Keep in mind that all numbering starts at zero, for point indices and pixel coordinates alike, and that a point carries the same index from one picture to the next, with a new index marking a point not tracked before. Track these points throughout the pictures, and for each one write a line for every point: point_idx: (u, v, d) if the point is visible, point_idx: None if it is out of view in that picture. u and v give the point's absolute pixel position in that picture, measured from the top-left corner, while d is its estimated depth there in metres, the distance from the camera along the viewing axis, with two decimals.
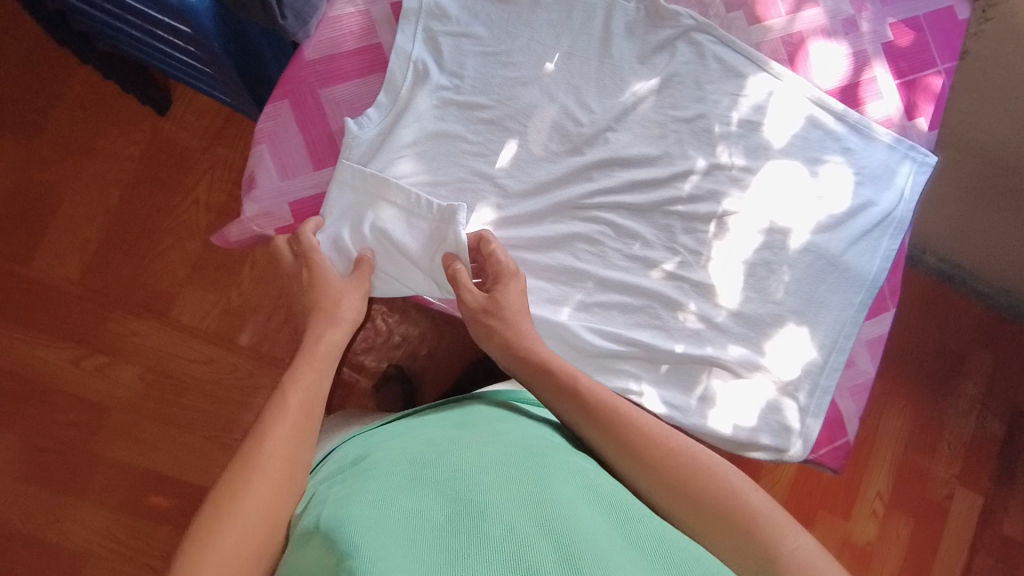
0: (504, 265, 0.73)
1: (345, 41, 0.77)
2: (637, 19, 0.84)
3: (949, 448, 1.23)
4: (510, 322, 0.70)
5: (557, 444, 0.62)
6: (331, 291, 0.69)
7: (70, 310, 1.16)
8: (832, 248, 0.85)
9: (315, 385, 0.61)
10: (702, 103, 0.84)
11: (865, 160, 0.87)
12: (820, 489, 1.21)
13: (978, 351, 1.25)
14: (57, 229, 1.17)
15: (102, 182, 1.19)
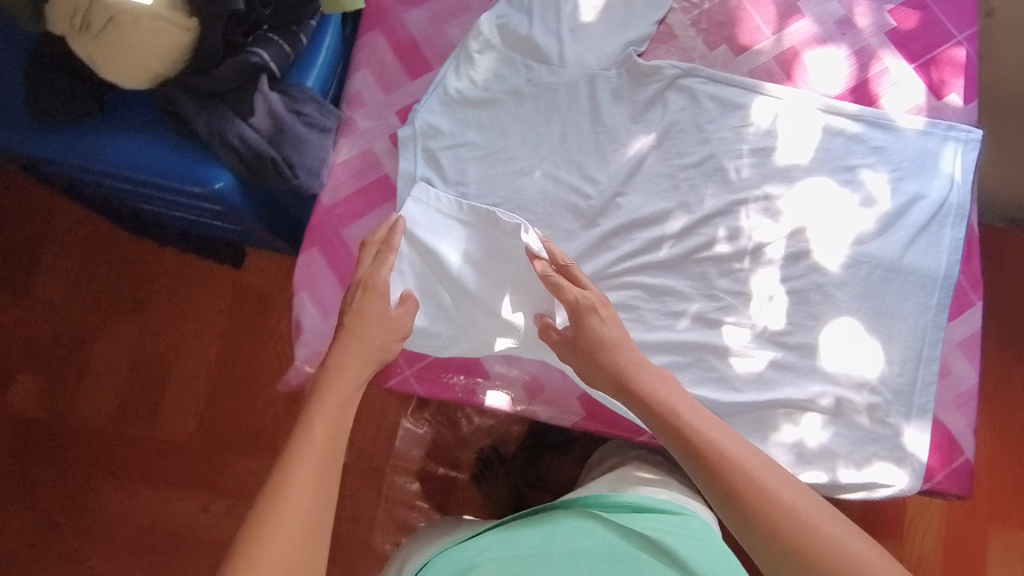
0: (580, 300, 0.68)
1: (354, 181, 0.82)
2: (621, 82, 0.84)
3: None
4: (603, 349, 0.67)
5: (635, 557, 0.60)
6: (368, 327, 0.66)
7: (193, 461, 1.28)
8: (888, 254, 0.79)
9: (340, 420, 0.58)
10: (706, 144, 0.83)
11: (899, 154, 0.82)
12: (983, 492, 1.11)
13: None
14: (172, 391, 1.31)
15: (201, 342, 1.32)
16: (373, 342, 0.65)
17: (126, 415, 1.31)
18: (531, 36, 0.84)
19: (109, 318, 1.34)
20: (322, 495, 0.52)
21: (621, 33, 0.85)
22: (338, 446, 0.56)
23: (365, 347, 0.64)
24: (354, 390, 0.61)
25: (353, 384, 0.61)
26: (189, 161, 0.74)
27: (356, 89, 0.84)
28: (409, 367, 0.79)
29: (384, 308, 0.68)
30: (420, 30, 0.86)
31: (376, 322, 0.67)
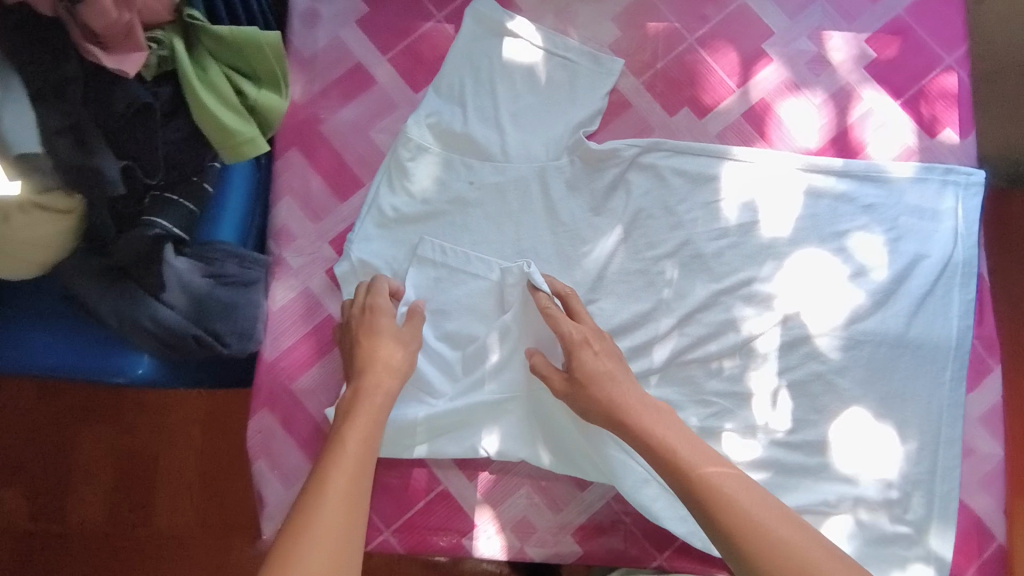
0: (569, 333, 0.66)
1: (297, 329, 0.74)
2: (575, 173, 0.75)
3: None
4: (602, 378, 0.64)
5: None
6: (375, 355, 0.65)
7: (195, 556, 1.00)
8: (892, 328, 0.72)
9: (370, 430, 0.60)
10: (680, 229, 0.74)
11: (894, 212, 0.74)
12: None
13: None
14: (159, 473, 1.02)
15: (183, 419, 1.03)
16: (387, 353, 0.65)
17: (112, 522, 1.01)
18: (469, 133, 0.74)
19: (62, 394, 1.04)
20: (356, 494, 0.54)
21: (568, 114, 0.76)
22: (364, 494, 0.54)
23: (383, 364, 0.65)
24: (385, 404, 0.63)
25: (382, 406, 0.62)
26: (104, 352, 0.66)
27: (281, 223, 0.75)
28: (386, 526, 0.72)
29: (387, 322, 0.67)
30: (342, 141, 0.76)
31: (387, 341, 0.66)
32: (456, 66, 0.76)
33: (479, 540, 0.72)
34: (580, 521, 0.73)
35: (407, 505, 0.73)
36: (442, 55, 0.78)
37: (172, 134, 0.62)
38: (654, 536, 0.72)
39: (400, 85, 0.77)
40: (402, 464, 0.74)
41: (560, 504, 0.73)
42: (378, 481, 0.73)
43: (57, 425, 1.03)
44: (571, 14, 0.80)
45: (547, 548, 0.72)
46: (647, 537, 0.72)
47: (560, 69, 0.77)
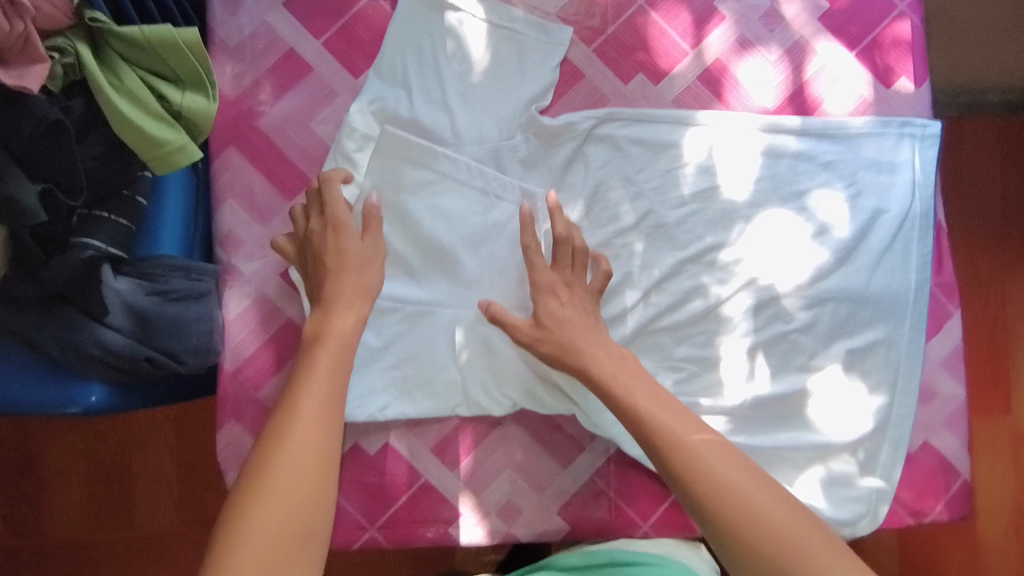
0: (539, 271, 0.67)
1: (256, 336, 0.71)
2: (531, 150, 0.73)
3: None
4: (570, 320, 0.66)
5: None
6: (346, 257, 0.64)
7: (183, 554, 0.98)
8: (855, 284, 0.73)
9: (331, 369, 0.57)
10: (640, 199, 0.73)
11: (852, 167, 0.74)
12: (990, 399, 1.14)
13: None
14: (135, 474, 0.98)
15: (152, 422, 0.99)
16: (350, 272, 0.63)
17: (87, 531, 0.98)
18: (415, 118, 0.71)
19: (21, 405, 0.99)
20: (312, 451, 0.52)
21: (518, 89, 0.73)
22: (327, 485, 0.52)
23: (349, 276, 0.63)
24: (354, 337, 0.60)
25: (351, 326, 0.61)
26: (52, 384, 0.63)
27: (226, 228, 0.70)
28: (371, 523, 0.71)
29: (348, 237, 0.64)
30: (281, 135, 0.71)
31: (349, 257, 0.64)
32: (396, 46, 0.72)
33: (463, 528, 0.72)
34: (563, 499, 0.73)
35: (389, 502, 0.72)
36: (380, 34, 0.73)
37: (91, 150, 0.57)
38: (638, 506, 0.73)
39: (338, 70, 0.72)
40: (380, 462, 0.72)
41: (543, 485, 0.73)
42: (356, 481, 0.71)
43: (21, 437, 0.99)
44: None
45: (533, 529, 0.72)
46: (630, 507, 0.73)
47: (506, 42, 0.73)
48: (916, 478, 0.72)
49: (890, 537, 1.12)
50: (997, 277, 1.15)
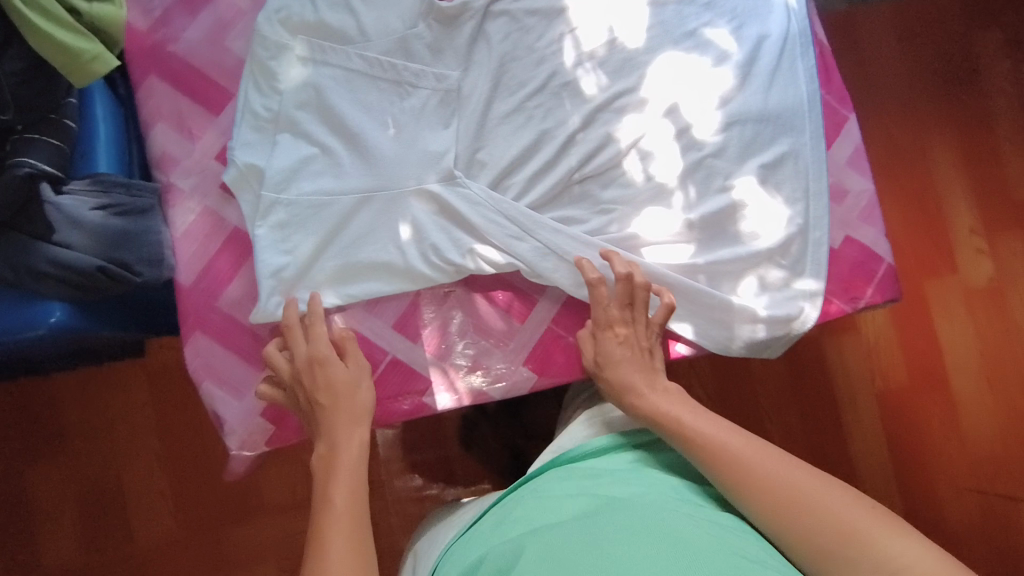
0: (600, 314, 0.71)
1: (206, 247, 0.74)
2: (435, 35, 0.77)
3: (1010, 163, 1.42)
4: (620, 359, 0.69)
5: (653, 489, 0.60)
6: (342, 388, 0.66)
7: (184, 559, 1.07)
8: (754, 104, 0.78)
9: (356, 483, 0.60)
10: (544, 62, 0.78)
11: (730, 4, 0.80)
12: (925, 254, 1.38)
13: (970, 87, 1.43)
14: (131, 491, 1.08)
15: (139, 443, 1.08)
16: (348, 409, 0.65)
17: (93, 552, 1.07)
18: (322, 20, 0.76)
19: (17, 449, 1.07)
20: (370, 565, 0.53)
21: None
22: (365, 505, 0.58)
23: (345, 412, 0.65)
24: (363, 451, 0.63)
25: (360, 453, 0.63)
26: (12, 309, 0.65)
27: (160, 150, 0.74)
28: None
29: (342, 369, 0.68)
30: (198, 57, 0.75)
31: (339, 395, 0.66)
32: None
33: (436, 395, 0.75)
34: (527, 351, 0.77)
35: None
36: None
37: (9, 66, 0.59)
38: None
39: None
40: None
41: (506, 339, 0.77)
42: None
43: (20, 480, 1.07)
44: None
45: (504, 385, 0.76)
46: None
47: None
48: (843, 270, 0.79)
49: (870, 405, 1.34)
50: (912, 146, 1.41)
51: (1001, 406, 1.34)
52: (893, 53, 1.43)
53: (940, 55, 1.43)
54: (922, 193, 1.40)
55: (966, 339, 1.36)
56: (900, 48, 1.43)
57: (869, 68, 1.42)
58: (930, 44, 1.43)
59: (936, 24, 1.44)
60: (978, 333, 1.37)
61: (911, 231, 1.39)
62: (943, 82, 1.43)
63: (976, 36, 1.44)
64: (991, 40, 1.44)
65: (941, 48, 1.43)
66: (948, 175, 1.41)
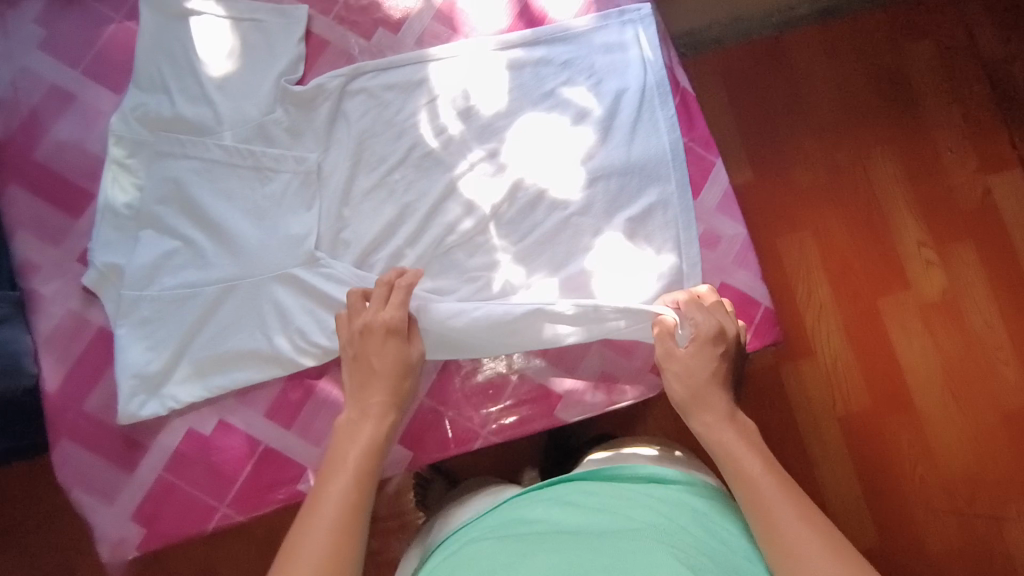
0: (703, 326, 0.69)
1: (71, 350, 0.74)
2: (292, 120, 0.77)
3: (952, 152, 1.24)
4: (714, 371, 0.68)
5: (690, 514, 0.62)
6: (385, 362, 0.66)
7: None
8: (616, 159, 0.78)
9: (359, 476, 0.59)
10: (404, 136, 0.78)
11: (588, 60, 0.80)
12: (868, 272, 1.21)
13: (897, 80, 1.25)
14: None
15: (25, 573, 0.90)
16: (388, 392, 0.65)
17: None
18: (178, 113, 0.76)
19: None
20: (352, 550, 0.54)
21: (268, 68, 0.78)
22: (365, 492, 0.58)
23: (385, 392, 0.65)
24: (384, 436, 0.63)
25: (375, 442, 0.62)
26: None
27: (22, 256, 0.75)
28: (220, 502, 0.73)
29: (404, 350, 0.67)
30: (57, 161, 0.76)
31: (387, 372, 0.66)
32: (151, 57, 0.77)
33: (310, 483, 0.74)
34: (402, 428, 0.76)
35: (232, 478, 0.73)
36: (131, 52, 0.78)
37: None
38: (472, 415, 0.77)
39: (99, 91, 0.78)
40: (214, 440, 0.74)
41: None
42: (195, 464, 0.73)
43: None
44: None
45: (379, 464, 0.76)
46: (464, 419, 0.77)
47: (252, 31, 0.78)
48: None
49: (835, 437, 1.18)
50: (841, 153, 1.24)
51: (968, 423, 1.17)
52: (806, 51, 1.26)
53: (862, 48, 1.26)
54: (867, 211, 1.22)
55: (925, 357, 1.19)
56: (813, 48, 1.27)
57: (787, 73, 1.26)
58: (847, 39, 1.26)
59: (859, 29, 1.27)
60: (939, 350, 1.19)
61: (859, 249, 1.21)
62: (865, 78, 1.25)
63: (910, 48, 1.26)
64: (927, 50, 1.26)
65: (859, 41, 1.26)
66: (887, 179, 1.23)
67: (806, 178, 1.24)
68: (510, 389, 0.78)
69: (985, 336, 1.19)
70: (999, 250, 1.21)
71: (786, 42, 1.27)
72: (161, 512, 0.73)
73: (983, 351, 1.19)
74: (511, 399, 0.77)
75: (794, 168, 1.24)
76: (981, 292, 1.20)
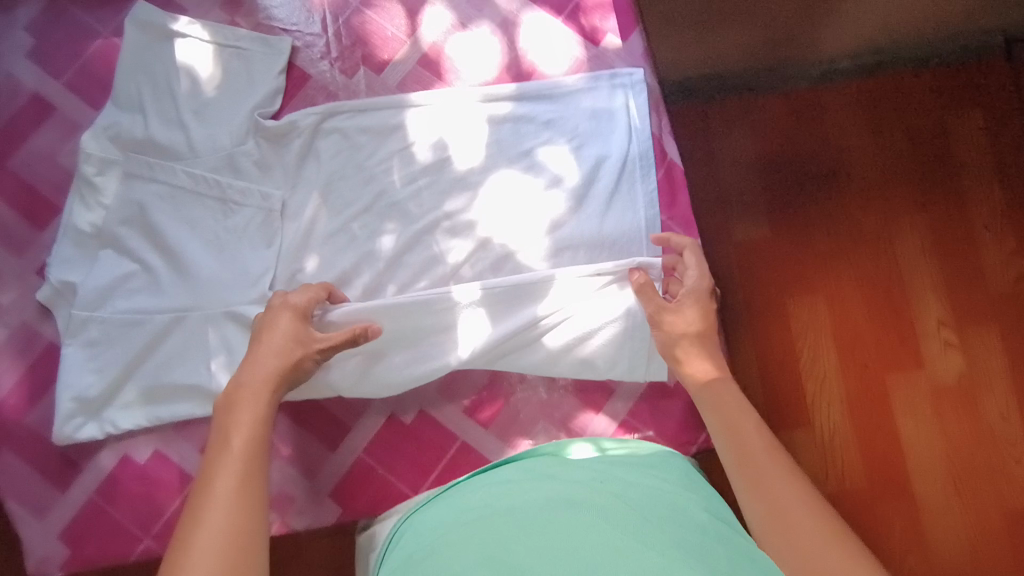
0: (696, 280, 0.70)
1: (20, 362, 0.74)
2: (262, 154, 0.76)
3: (988, 230, 1.10)
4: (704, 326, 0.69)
5: (641, 480, 0.59)
6: (275, 352, 0.63)
7: None
8: (588, 230, 0.75)
9: (260, 449, 0.55)
10: (373, 181, 0.76)
11: (572, 122, 0.78)
12: (880, 341, 1.06)
13: (937, 140, 1.13)
14: None
15: None
16: (277, 364, 0.62)
17: None
18: (150, 136, 0.75)
19: None
20: (254, 519, 0.49)
21: (245, 99, 0.77)
22: (261, 459, 0.54)
23: (278, 368, 0.62)
24: (273, 404, 0.60)
25: (266, 408, 0.59)
26: None
27: None
28: (146, 533, 0.72)
29: (303, 326, 0.66)
30: (30, 171, 0.77)
31: (281, 349, 0.63)
32: (131, 76, 0.77)
33: None
34: (337, 480, 0.74)
35: (160, 509, 0.72)
36: (113, 69, 0.79)
37: None
38: (408, 478, 0.74)
39: (81, 106, 0.78)
40: (149, 469, 0.73)
41: (314, 471, 0.74)
42: (127, 492, 0.73)
43: None
44: (236, 2, 0.81)
45: (309, 515, 0.73)
46: (400, 480, 0.74)
47: (233, 59, 0.78)
48: None
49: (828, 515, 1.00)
50: (862, 205, 1.11)
51: (974, 519, 1.02)
52: (841, 98, 1.13)
53: (903, 103, 1.13)
54: (887, 276, 1.08)
55: (934, 441, 1.04)
56: (851, 98, 1.13)
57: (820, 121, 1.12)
58: (889, 91, 1.13)
59: (902, 79, 1.14)
60: (949, 439, 1.04)
61: (875, 318, 1.07)
62: (902, 129, 1.13)
63: (956, 115, 1.13)
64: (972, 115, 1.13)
65: (901, 96, 1.13)
66: (913, 242, 1.10)
67: (822, 232, 1.10)
68: (451, 454, 0.75)
69: (1001, 432, 1.05)
70: None
71: (822, 94, 1.13)
72: (88, 535, 0.72)
73: (997, 444, 1.04)
74: (452, 464, 0.74)
75: (809, 220, 1.10)
76: (1002, 385, 1.06)
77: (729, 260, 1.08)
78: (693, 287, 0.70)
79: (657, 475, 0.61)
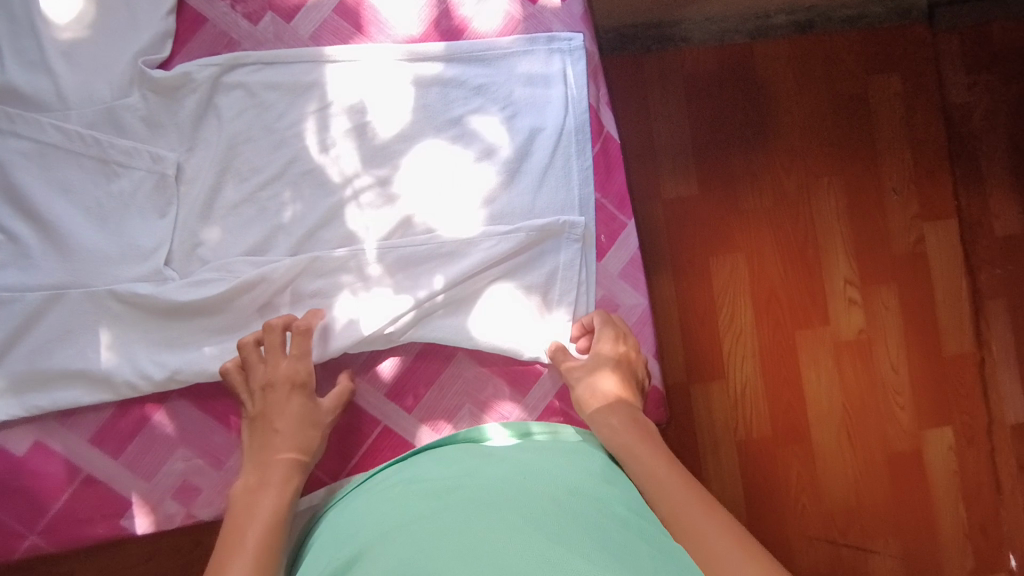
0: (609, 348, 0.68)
1: None
2: (151, 108, 0.66)
3: (897, 192, 1.04)
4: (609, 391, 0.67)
5: (566, 473, 0.55)
6: (287, 427, 0.64)
7: None
8: (519, 207, 0.71)
9: (273, 539, 0.56)
10: (285, 145, 0.68)
11: (504, 89, 0.72)
12: (788, 296, 1.01)
13: (866, 82, 1.04)
14: None
15: None
16: (294, 446, 0.63)
17: None
18: (9, 81, 0.64)
19: None
20: None
21: (128, 41, 0.67)
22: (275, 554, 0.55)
23: (295, 442, 0.64)
24: (290, 493, 0.61)
25: (279, 496, 0.60)
26: None
27: None
28: (30, 530, 0.66)
29: (311, 404, 0.66)
30: None
31: (292, 424, 0.64)
32: None
33: (136, 519, 0.67)
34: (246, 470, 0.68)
35: (45, 505, 0.66)
36: None
37: None
38: (326, 466, 0.70)
39: None
40: (29, 462, 0.66)
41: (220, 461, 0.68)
42: (4, 487, 0.66)
43: None
44: None
45: (214, 507, 0.67)
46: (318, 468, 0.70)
47: None
48: None
49: (733, 464, 0.98)
50: (780, 148, 1.02)
51: (861, 467, 1.00)
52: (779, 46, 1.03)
53: (838, 45, 1.03)
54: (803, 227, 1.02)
55: (833, 395, 1.01)
56: (792, 50, 1.03)
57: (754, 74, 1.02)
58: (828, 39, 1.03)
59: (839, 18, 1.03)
60: (846, 395, 1.01)
61: (788, 274, 1.01)
62: (829, 69, 1.03)
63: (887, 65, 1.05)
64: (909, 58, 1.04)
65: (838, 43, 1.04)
66: (829, 190, 1.03)
67: (743, 176, 1.02)
68: (371, 441, 0.71)
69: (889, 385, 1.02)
70: (920, 300, 1.03)
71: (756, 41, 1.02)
72: None
73: (887, 397, 1.02)
74: (372, 451, 0.71)
75: (729, 165, 1.01)
76: (896, 342, 1.02)
77: (658, 217, 1.00)
78: (599, 352, 0.68)
79: (583, 466, 0.57)
